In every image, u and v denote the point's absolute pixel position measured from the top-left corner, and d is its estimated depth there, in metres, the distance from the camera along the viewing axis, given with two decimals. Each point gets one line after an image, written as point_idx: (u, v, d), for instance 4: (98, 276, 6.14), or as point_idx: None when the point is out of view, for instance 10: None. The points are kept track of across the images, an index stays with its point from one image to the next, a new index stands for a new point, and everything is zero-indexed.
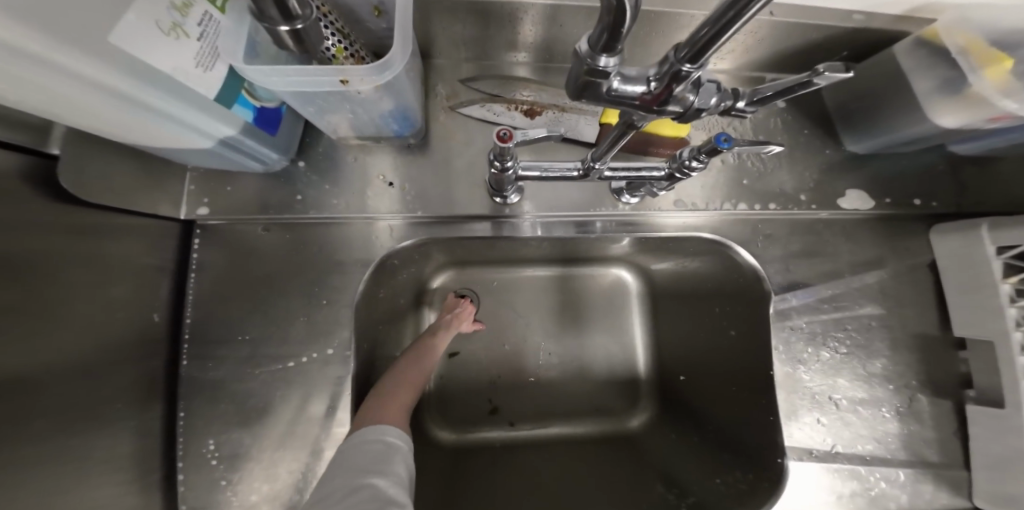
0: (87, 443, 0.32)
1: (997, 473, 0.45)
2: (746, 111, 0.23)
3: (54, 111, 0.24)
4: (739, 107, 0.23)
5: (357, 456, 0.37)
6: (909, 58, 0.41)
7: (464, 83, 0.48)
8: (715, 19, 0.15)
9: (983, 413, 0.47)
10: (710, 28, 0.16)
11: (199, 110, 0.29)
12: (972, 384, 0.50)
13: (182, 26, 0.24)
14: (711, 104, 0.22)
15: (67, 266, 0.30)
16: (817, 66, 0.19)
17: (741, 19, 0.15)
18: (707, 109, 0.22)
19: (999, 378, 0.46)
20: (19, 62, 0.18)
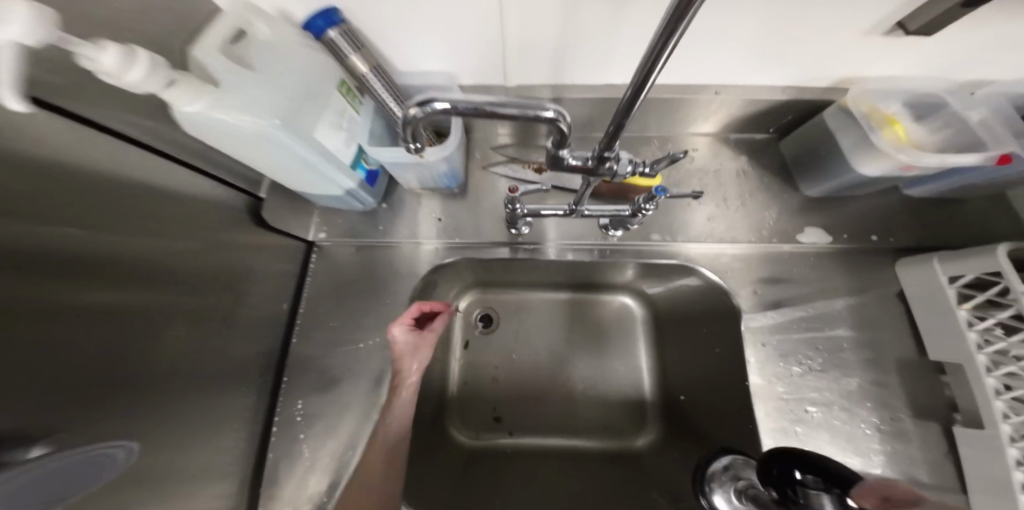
0: (219, 388, 0.47)
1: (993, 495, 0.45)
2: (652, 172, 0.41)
3: (280, 174, 0.45)
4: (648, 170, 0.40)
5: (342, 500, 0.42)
6: (835, 118, 0.51)
7: (493, 149, 0.66)
8: (613, 124, 0.32)
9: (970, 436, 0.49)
10: (611, 128, 0.32)
11: (345, 176, 0.49)
12: (957, 408, 0.54)
13: (340, 123, 0.44)
14: (628, 170, 0.38)
15: (239, 265, 0.50)
16: (675, 154, 0.38)
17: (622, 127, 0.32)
18: (626, 173, 0.38)
19: (976, 400, 0.50)
20: (273, 144, 0.38)
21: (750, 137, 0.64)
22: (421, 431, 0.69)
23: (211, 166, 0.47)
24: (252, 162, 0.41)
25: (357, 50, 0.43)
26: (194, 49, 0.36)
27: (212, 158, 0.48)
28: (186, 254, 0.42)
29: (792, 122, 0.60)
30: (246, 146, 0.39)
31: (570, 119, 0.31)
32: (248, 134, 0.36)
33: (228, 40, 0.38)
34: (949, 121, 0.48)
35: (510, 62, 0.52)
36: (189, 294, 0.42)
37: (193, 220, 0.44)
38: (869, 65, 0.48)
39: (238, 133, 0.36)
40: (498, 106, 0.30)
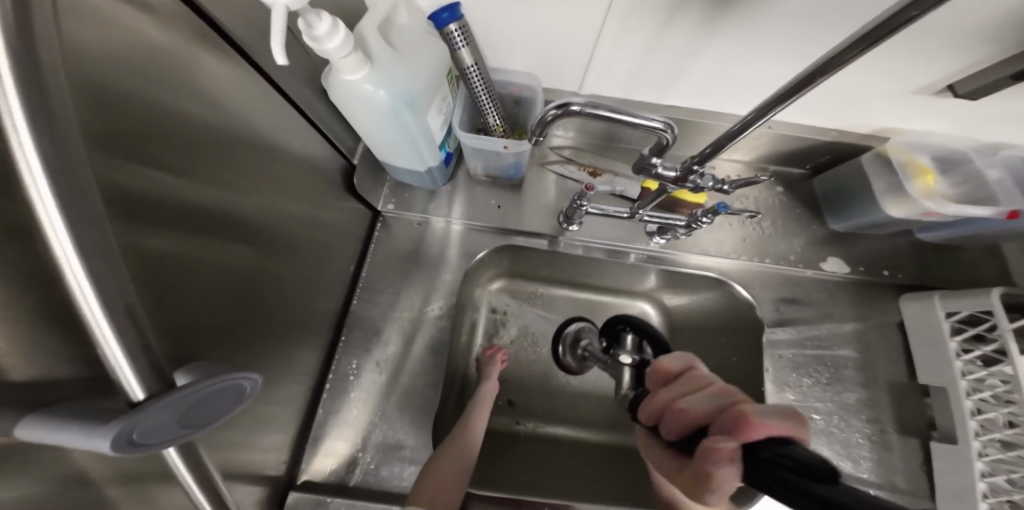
0: (296, 331, 0.51)
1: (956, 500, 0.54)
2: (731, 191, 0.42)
3: (376, 142, 0.49)
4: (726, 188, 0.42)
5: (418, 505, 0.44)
6: (870, 164, 0.57)
7: (550, 148, 0.70)
8: (712, 144, 0.37)
9: (942, 450, 0.57)
10: (711, 146, 0.37)
11: (432, 155, 0.52)
12: (935, 426, 0.61)
13: (441, 107, 0.47)
14: (708, 185, 0.41)
15: (323, 224, 0.54)
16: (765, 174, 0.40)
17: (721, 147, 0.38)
18: (706, 188, 0.41)
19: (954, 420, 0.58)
20: (390, 117, 0.42)
21: (786, 169, 0.69)
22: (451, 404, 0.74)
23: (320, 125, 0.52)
24: (362, 127, 0.46)
25: (467, 45, 0.48)
26: (360, 24, 0.40)
27: (319, 112, 0.51)
28: (289, 209, 0.47)
29: (827, 161, 0.65)
30: (365, 113, 0.42)
31: (676, 132, 0.35)
32: (379, 105, 0.41)
33: (380, 19, 0.42)
34: (971, 177, 0.55)
35: (591, 72, 0.57)
36: (284, 245, 0.47)
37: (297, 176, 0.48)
38: (905, 118, 0.55)
39: (371, 103, 0.40)
40: (619, 116, 0.35)
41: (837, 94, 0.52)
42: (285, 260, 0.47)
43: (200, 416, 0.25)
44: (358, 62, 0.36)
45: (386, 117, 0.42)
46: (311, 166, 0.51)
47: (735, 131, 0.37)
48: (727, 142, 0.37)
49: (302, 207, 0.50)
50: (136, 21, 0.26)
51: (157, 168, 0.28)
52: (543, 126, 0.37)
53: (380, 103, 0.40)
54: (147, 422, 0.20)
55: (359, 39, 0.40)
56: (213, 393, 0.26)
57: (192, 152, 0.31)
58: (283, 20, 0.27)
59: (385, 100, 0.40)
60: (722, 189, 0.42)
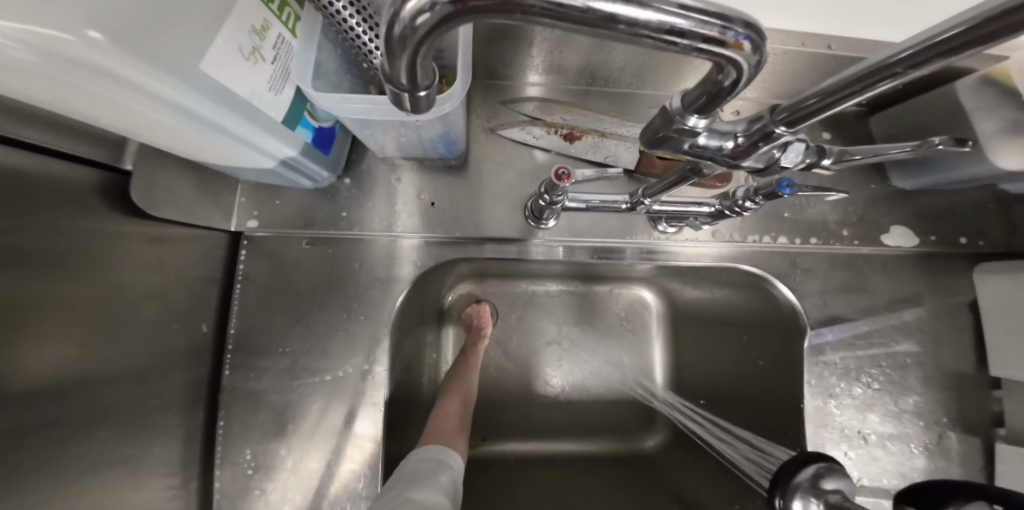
0: (134, 449, 0.32)
1: None
2: (829, 168, 0.24)
3: (131, 131, 0.25)
4: (825, 164, 0.24)
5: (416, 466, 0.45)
6: (972, 95, 0.38)
7: (504, 104, 0.48)
8: (833, 90, 0.16)
9: (1013, 454, 0.47)
10: (829, 96, 0.17)
11: (266, 131, 0.30)
12: (1003, 424, 0.50)
13: (259, 50, 0.27)
14: (795, 161, 0.22)
15: (130, 275, 0.31)
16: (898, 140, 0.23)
17: (858, 95, 0.17)
18: (790, 166, 0.22)
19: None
20: (120, 87, 0.20)
21: (832, 109, 0.50)
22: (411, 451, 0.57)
23: (59, 142, 0.26)
24: (68, 107, 0.22)
25: None
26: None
27: (49, 120, 0.25)
28: (40, 250, 0.24)
29: (895, 94, 0.46)
30: (39, 86, 0.19)
31: (767, 49, 0.14)
32: (32, 67, 0.17)
33: None
34: None
35: None
36: (54, 339, 0.25)
37: (47, 200, 0.25)
38: None
39: (10, 66, 0.17)
40: (647, 10, 0.12)
41: None
42: (67, 360, 0.26)
43: None
44: None
45: (86, 86, 0.19)
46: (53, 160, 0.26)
47: (908, 61, 0.14)
48: (893, 74, 0.15)
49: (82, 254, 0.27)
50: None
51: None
52: (406, 49, 0.13)
53: (23, 62, 0.16)
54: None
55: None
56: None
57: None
58: None
59: (27, 54, 0.16)
60: (818, 166, 0.24)
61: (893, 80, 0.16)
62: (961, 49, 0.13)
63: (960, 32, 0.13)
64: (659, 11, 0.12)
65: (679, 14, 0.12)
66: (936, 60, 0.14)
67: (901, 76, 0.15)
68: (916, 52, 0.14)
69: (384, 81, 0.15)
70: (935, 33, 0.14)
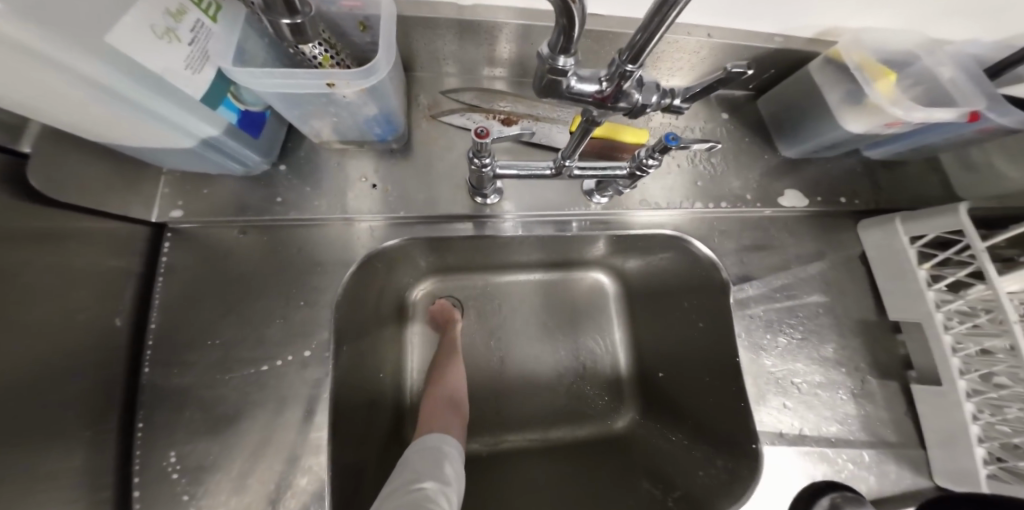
0: (38, 445, 0.29)
1: (946, 448, 0.49)
2: (682, 107, 0.28)
3: (26, 106, 0.25)
4: (677, 104, 0.28)
5: (416, 462, 0.48)
6: (820, 74, 0.48)
7: (444, 94, 0.51)
8: (646, 26, 0.20)
9: (926, 392, 0.52)
10: (643, 33, 0.20)
11: (183, 108, 0.31)
12: (911, 365, 0.56)
13: (175, 31, 0.27)
14: (652, 101, 0.26)
15: (34, 267, 0.29)
16: (725, 65, 0.24)
17: (663, 25, 0.20)
18: (650, 105, 0.27)
19: (932, 356, 0.52)
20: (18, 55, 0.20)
21: (730, 93, 0.58)
22: (375, 451, 0.53)
23: None
24: None
25: None
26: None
27: None
28: None
29: (770, 77, 0.55)
30: None
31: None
32: None
33: None
34: (920, 77, 0.48)
35: None
36: None
37: None
38: (859, 9, 0.46)
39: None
40: None
41: None
42: None
43: None
44: None
45: None
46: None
47: None
48: (672, 3, 0.18)
49: None
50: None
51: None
52: None
53: None
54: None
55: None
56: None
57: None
58: None
59: None
60: (675, 108, 0.29)
61: (681, 3, 0.18)
62: None
63: None
64: None
65: None
66: None
67: (680, 3, 0.18)
68: None
69: None
70: None
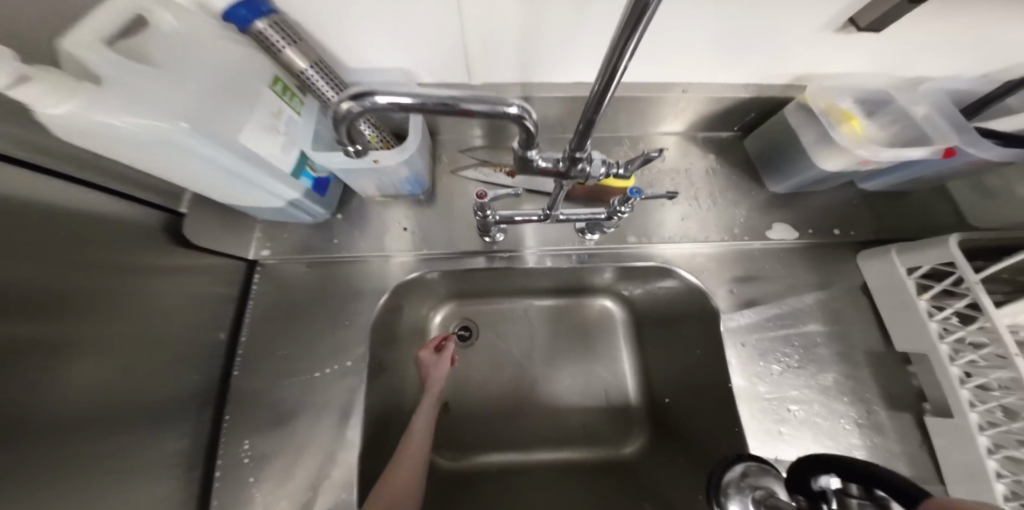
0: (147, 430, 0.40)
1: (968, 486, 0.47)
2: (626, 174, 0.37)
3: (192, 183, 0.39)
4: (621, 172, 0.37)
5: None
6: (793, 114, 0.53)
7: (462, 151, 0.62)
8: (579, 126, 0.31)
9: (941, 425, 0.51)
10: (580, 129, 0.30)
11: (282, 182, 0.44)
12: (926, 397, 0.55)
13: (275, 125, 0.40)
14: (600, 171, 0.35)
15: (155, 290, 0.42)
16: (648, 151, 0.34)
17: (592, 127, 0.31)
18: (599, 175, 0.36)
19: (942, 388, 0.51)
20: (189, 154, 0.33)
21: (715, 135, 0.65)
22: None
23: (121, 186, 0.40)
24: (159, 169, 0.36)
25: (293, 44, 0.40)
26: (63, 40, 0.29)
27: (112, 171, 0.39)
28: (84, 286, 0.35)
29: (756, 118, 0.61)
30: (145, 154, 0.33)
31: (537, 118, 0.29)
32: (143, 141, 0.31)
33: (122, 26, 0.32)
34: (897, 116, 0.51)
35: (476, 61, 0.50)
36: (88, 346, 0.34)
37: (96, 234, 0.37)
38: (824, 58, 0.50)
39: (131, 139, 0.31)
40: (458, 102, 0.27)
41: (726, 40, 0.47)
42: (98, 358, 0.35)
43: None
44: (60, 90, 0.27)
45: (168, 152, 0.33)
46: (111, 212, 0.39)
47: (594, 104, 0.29)
48: (592, 118, 0.30)
49: (93, 278, 0.36)
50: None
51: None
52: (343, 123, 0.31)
53: (138, 137, 0.30)
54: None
55: (80, 65, 0.29)
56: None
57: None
58: None
59: (144, 134, 0.30)
60: (619, 174, 0.37)
61: (599, 114, 0.30)
62: (601, 98, 0.28)
63: (598, 85, 0.27)
64: (465, 103, 0.28)
65: (480, 106, 0.28)
66: (600, 104, 0.29)
67: (597, 116, 0.30)
68: (594, 101, 0.28)
69: (339, 144, 0.36)
70: (595, 93, 0.28)
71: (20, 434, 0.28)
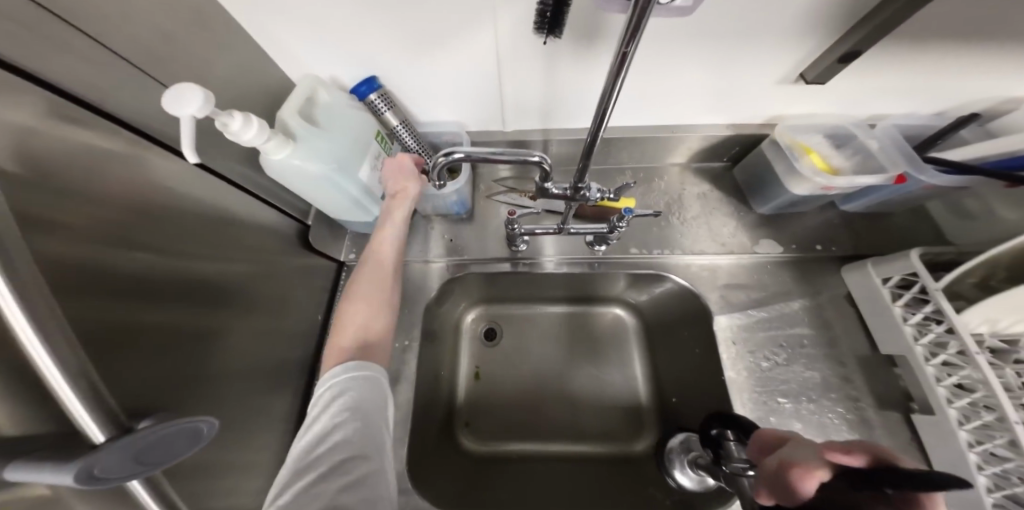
0: (271, 379, 0.55)
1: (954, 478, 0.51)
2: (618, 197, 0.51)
3: (322, 202, 0.60)
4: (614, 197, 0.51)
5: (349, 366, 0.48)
6: (769, 149, 0.64)
7: (496, 180, 0.78)
8: (581, 164, 0.44)
9: (926, 422, 0.55)
10: (581, 166, 0.44)
11: (375, 204, 0.63)
12: (912, 398, 0.60)
13: (375, 164, 0.59)
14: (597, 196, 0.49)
15: (288, 274, 0.60)
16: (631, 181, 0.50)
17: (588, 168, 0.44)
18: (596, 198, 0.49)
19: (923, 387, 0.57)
20: (329, 183, 0.54)
21: (709, 165, 0.77)
22: (433, 437, 0.73)
23: (283, 205, 0.61)
24: (308, 193, 0.57)
25: (390, 109, 0.62)
26: (283, 112, 0.51)
27: (280, 195, 0.60)
28: (250, 263, 0.53)
29: (739, 152, 0.72)
30: (305, 183, 0.54)
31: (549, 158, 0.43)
32: (308, 174, 0.52)
33: (302, 103, 0.54)
34: (860, 149, 0.61)
35: (509, 113, 0.66)
36: (250, 308, 0.52)
37: (258, 241, 0.55)
38: (786, 104, 0.62)
39: (302, 174, 0.52)
40: (499, 155, 0.43)
41: (698, 93, 0.61)
42: (255, 317, 0.53)
43: (152, 457, 0.30)
44: (280, 143, 0.47)
45: (318, 182, 0.54)
46: (268, 228, 0.57)
47: (587, 152, 0.42)
48: (587, 163, 0.44)
49: (254, 264, 0.53)
50: (89, 147, 0.32)
51: (121, 248, 0.34)
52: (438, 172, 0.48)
53: (306, 172, 0.52)
54: (105, 459, 0.25)
55: (286, 127, 0.51)
56: (168, 434, 0.31)
57: (163, 232, 0.39)
58: (191, 125, 0.36)
59: (310, 169, 0.51)
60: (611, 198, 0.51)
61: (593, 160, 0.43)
62: (592, 148, 0.42)
63: (590, 137, 0.41)
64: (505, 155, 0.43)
65: (515, 157, 0.43)
66: (591, 154, 0.43)
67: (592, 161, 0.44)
68: (585, 153, 0.42)
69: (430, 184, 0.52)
70: (589, 144, 0.42)
71: (204, 358, 0.43)
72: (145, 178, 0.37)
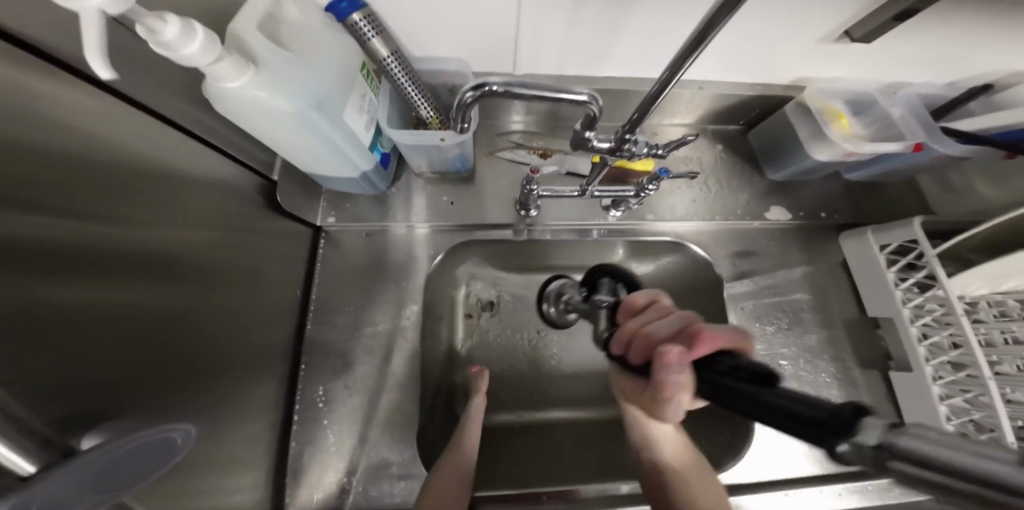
0: (251, 370, 0.46)
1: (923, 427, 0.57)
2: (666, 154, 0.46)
3: (292, 151, 0.48)
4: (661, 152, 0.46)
5: None
6: (794, 113, 0.62)
7: (498, 135, 0.69)
8: (639, 110, 0.38)
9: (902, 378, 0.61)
10: (638, 114, 0.38)
11: (362, 157, 0.53)
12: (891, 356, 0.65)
13: (362, 105, 0.48)
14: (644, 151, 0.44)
15: (257, 242, 0.49)
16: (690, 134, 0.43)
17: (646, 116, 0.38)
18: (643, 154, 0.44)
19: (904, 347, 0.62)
20: (307, 127, 0.43)
21: (723, 128, 0.73)
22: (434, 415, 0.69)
23: (239, 153, 0.48)
24: (275, 138, 0.45)
25: (377, 35, 0.48)
26: (235, 25, 0.38)
27: (235, 140, 0.47)
28: (212, 230, 0.41)
29: (757, 114, 0.69)
30: (273, 125, 0.42)
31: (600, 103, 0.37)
32: (277, 113, 0.40)
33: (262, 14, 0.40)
34: (879, 116, 0.61)
35: (522, 52, 0.56)
36: (216, 285, 0.41)
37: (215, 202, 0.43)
38: (821, 67, 0.58)
39: (270, 112, 0.40)
40: (545, 92, 0.36)
41: (737, 46, 0.54)
42: (224, 294, 0.43)
43: (118, 480, 0.22)
44: (236, 65, 0.35)
45: (292, 126, 0.42)
46: (224, 187, 0.45)
47: (654, 94, 0.36)
48: (647, 109, 0.38)
49: (217, 233, 0.42)
50: None
51: (25, 211, 0.22)
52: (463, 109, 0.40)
53: (275, 110, 0.40)
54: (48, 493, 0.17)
55: (240, 43, 0.38)
56: (134, 447, 0.23)
57: (95, 192, 0.28)
58: (97, 23, 0.24)
59: (280, 107, 0.39)
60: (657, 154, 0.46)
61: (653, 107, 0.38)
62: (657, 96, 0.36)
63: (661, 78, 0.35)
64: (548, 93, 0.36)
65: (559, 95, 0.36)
66: (655, 99, 0.37)
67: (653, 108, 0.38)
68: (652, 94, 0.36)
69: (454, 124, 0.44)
70: (655, 86, 0.36)
71: (167, 358, 0.34)
72: (48, 108, 0.25)
